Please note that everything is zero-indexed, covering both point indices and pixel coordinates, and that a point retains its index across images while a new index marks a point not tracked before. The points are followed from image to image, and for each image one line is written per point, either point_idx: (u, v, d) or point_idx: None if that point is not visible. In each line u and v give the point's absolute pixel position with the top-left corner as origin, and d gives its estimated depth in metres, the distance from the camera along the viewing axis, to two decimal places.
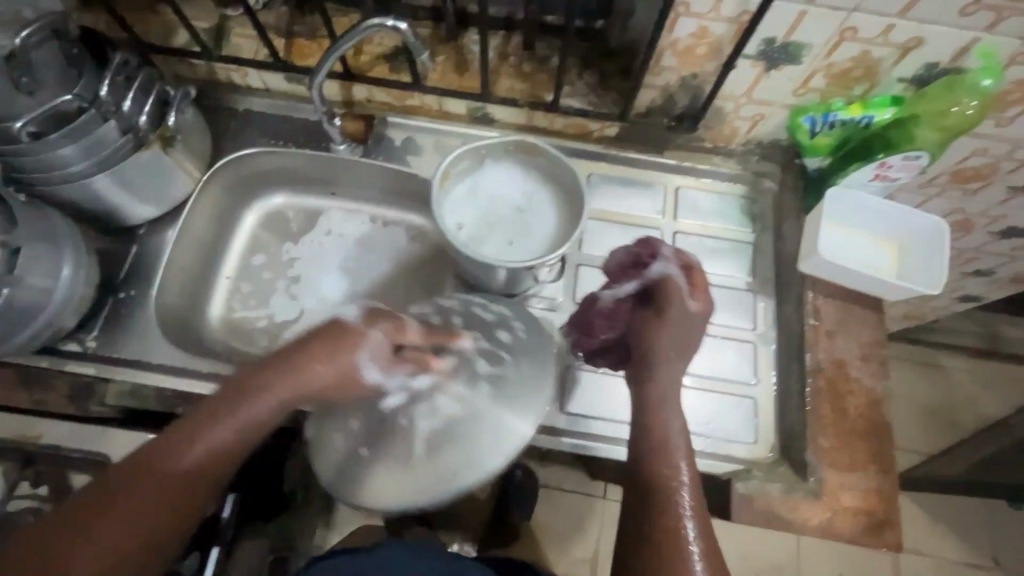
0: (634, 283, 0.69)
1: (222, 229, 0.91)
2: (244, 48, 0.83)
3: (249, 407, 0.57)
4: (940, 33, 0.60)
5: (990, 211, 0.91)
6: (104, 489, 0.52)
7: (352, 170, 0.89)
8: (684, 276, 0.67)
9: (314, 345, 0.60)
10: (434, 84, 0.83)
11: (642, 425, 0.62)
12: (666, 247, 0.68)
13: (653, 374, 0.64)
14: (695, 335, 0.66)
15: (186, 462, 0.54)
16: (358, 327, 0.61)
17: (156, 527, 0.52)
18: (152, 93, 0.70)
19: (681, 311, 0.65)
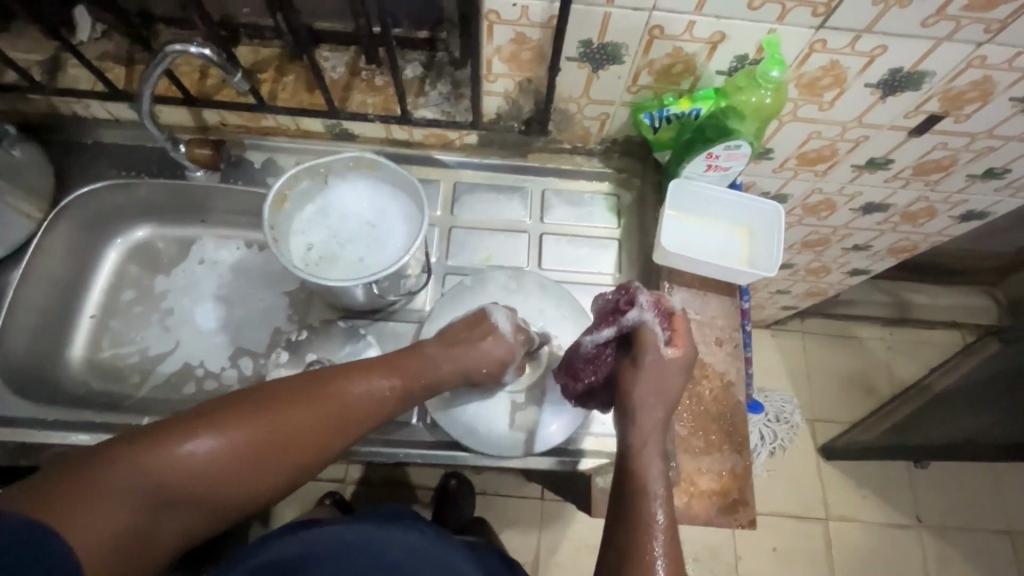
0: (610, 331, 0.66)
1: (83, 267, 0.88)
2: (81, 79, 0.80)
3: (386, 380, 0.65)
4: (738, 28, 0.63)
5: (845, 189, 0.95)
6: (255, 399, 0.59)
7: (216, 198, 0.87)
8: (663, 322, 0.66)
9: (457, 335, 0.71)
10: (284, 104, 0.81)
11: (625, 471, 0.62)
12: (644, 294, 0.65)
13: (639, 419, 0.63)
14: (675, 381, 0.65)
15: (325, 403, 0.61)
16: (494, 330, 0.71)
17: (279, 452, 0.58)
18: None
19: (657, 361, 0.64)
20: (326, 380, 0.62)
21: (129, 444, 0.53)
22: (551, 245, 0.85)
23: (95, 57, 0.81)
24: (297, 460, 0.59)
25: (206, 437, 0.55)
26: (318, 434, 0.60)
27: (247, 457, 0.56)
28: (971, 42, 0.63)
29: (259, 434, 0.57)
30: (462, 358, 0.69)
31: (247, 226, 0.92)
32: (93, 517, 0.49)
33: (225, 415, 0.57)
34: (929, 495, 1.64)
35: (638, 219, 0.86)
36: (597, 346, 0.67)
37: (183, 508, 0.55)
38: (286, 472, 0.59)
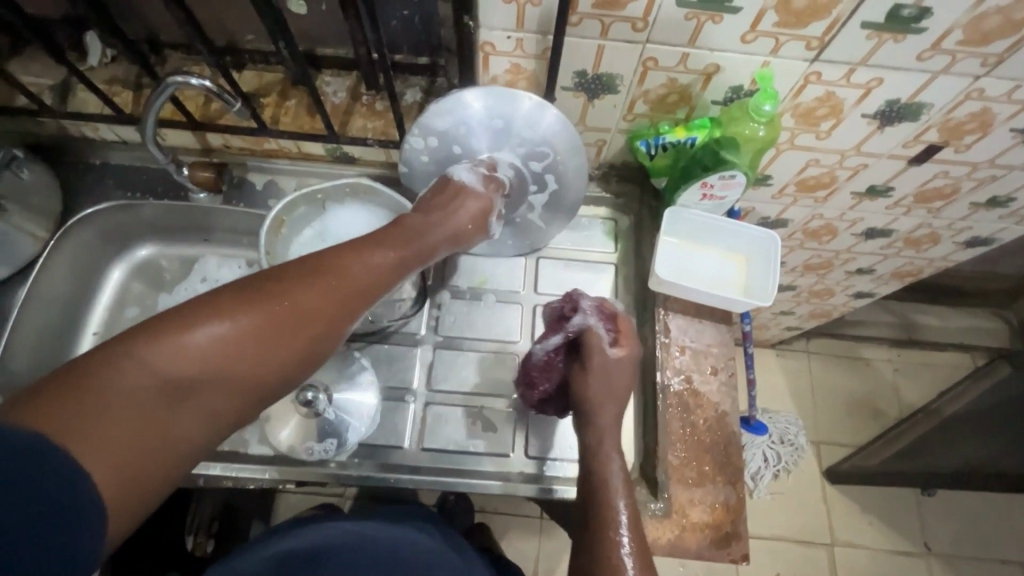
0: (558, 337, 0.70)
1: (87, 284, 0.89)
2: (90, 103, 0.82)
3: (395, 252, 0.61)
4: (732, 60, 0.63)
5: (846, 215, 0.94)
6: (260, 280, 0.52)
7: (218, 219, 0.89)
8: (607, 324, 0.69)
9: (438, 199, 0.70)
10: (285, 128, 0.82)
11: (588, 474, 0.63)
12: (586, 299, 0.69)
13: (591, 422, 0.65)
14: (624, 379, 0.66)
15: (339, 280, 0.55)
16: (468, 187, 0.71)
17: (301, 331, 0.52)
18: None
19: (603, 362, 0.66)
20: (326, 255, 0.56)
21: (120, 346, 0.44)
22: (547, 270, 0.85)
23: (103, 81, 0.83)
24: (317, 336, 0.53)
25: (213, 323, 0.48)
26: (336, 309, 0.54)
27: (268, 339, 0.50)
28: (969, 75, 0.63)
29: (273, 314, 0.50)
30: (448, 221, 0.68)
31: (248, 244, 0.93)
32: (104, 425, 0.41)
33: (233, 297, 0.50)
34: (937, 522, 1.60)
35: (635, 245, 0.86)
36: (548, 352, 0.70)
37: (205, 404, 0.47)
38: (309, 353, 0.53)
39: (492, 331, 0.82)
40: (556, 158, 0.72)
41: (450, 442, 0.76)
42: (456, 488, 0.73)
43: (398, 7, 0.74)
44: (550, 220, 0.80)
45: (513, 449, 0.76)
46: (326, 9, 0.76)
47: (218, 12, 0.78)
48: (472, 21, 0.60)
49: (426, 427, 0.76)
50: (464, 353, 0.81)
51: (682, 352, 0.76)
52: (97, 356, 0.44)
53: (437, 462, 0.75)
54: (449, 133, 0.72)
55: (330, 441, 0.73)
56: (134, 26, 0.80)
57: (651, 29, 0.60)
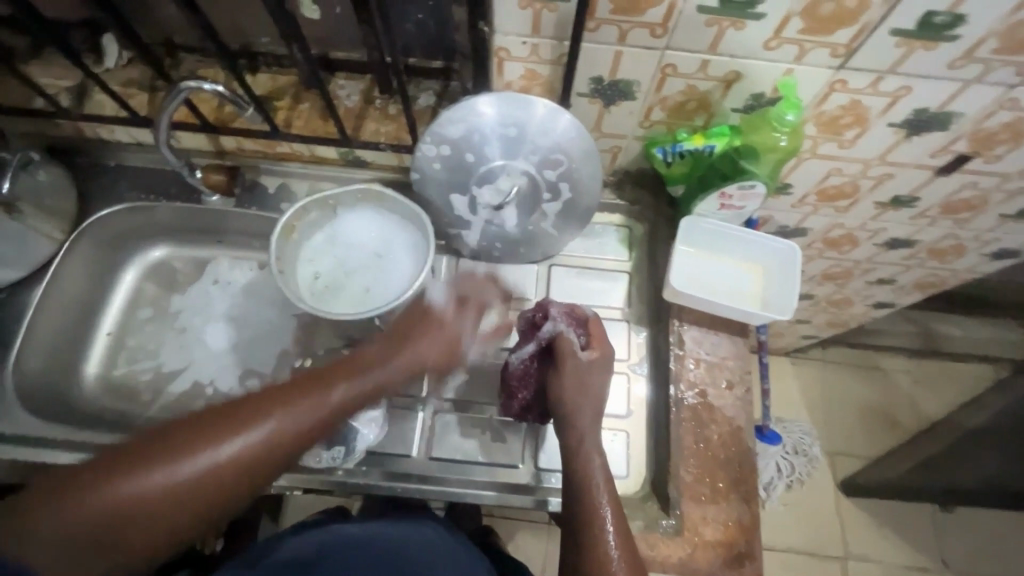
0: (532, 345, 0.70)
1: (100, 285, 0.90)
2: (106, 105, 0.82)
3: (350, 386, 0.62)
4: (754, 67, 0.61)
5: (867, 225, 0.92)
6: (218, 412, 0.56)
7: (230, 221, 0.89)
8: (578, 328, 0.69)
9: (407, 330, 0.68)
10: (298, 132, 0.82)
11: (570, 475, 0.62)
12: (555, 305, 0.70)
13: (568, 422, 0.65)
14: (599, 380, 0.66)
15: (282, 420, 0.56)
16: (438, 316, 0.70)
17: (243, 473, 0.54)
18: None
19: (576, 365, 0.66)
20: (286, 390, 0.58)
21: (68, 489, 0.49)
22: (559, 277, 0.84)
23: (119, 83, 0.83)
24: (259, 474, 0.55)
25: (151, 469, 0.50)
26: (280, 447, 0.56)
27: (211, 483, 0.52)
28: (1002, 85, 0.60)
29: (218, 459, 0.53)
30: (417, 355, 0.67)
31: (260, 247, 0.93)
32: (51, 545, 0.47)
33: (180, 437, 0.53)
34: (955, 539, 1.56)
35: (649, 254, 0.84)
36: (521, 362, 0.71)
37: (146, 534, 0.50)
38: (255, 481, 0.55)
39: (503, 340, 0.81)
40: (571, 164, 0.72)
41: (458, 452, 0.75)
42: (461, 498, 0.72)
43: (412, 11, 0.73)
44: (562, 229, 0.79)
45: (523, 461, 0.75)
46: (340, 12, 0.75)
47: (233, 15, 0.77)
48: (487, 26, 0.59)
49: (434, 437, 0.75)
50: (473, 361, 0.80)
51: (696, 364, 0.74)
52: (57, 490, 0.49)
53: (445, 472, 0.74)
54: (461, 142, 0.71)
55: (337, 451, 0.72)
56: (150, 28, 0.80)
57: (671, 35, 0.58)
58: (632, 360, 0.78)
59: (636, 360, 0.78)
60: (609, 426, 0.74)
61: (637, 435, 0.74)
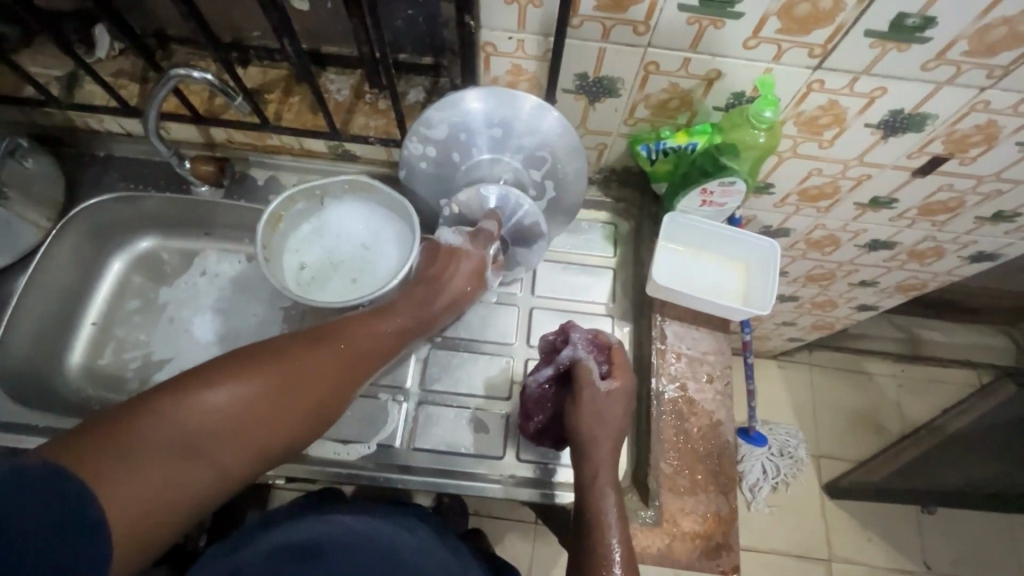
0: (549, 369, 0.71)
1: (87, 275, 0.90)
2: (96, 95, 0.83)
3: (403, 317, 0.66)
4: (735, 66, 0.63)
5: (849, 226, 0.93)
6: (311, 333, 0.59)
7: (220, 212, 0.90)
8: (600, 356, 0.70)
9: (438, 261, 0.71)
10: (288, 124, 0.83)
11: (580, 509, 0.62)
12: (577, 332, 0.71)
13: (585, 450, 0.65)
14: (620, 407, 0.66)
15: (356, 341, 0.61)
16: (465, 246, 0.72)
17: (341, 383, 0.58)
18: None
19: (594, 395, 0.66)
20: (344, 320, 0.62)
21: (184, 386, 0.49)
22: (545, 272, 0.84)
23: (110, 74, 0.84)
24: (345, 395, 0.59)
25: (232, 381, 0.51)
26: (358, 366, 0.60)
27: (307, 396, 0.55)
28: (974, 87, 0.62)
29: (328, 365, 0.57)
30: (448, 287, 0.70)
31: (249, 240, 0.94)
32: (123, 474, 0.43)
33: (281, 350, 0.56)
34: (939, 542, 1.58)
35: (634, 251, 0.85)
36: (537, 385, 0.72)
37: (230, 442, 0.49)
38: (333, 399, 0.57)
39: (488, 334, 0.82)
40: (556, 162, 0.73)
41: (442, 442, 0.75)
42: (446, 489, 0.73)
43: (402, 7, 0.74)
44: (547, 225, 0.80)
45: (506, 452, 0.75)
46: (331, 8, 0.76)
47: (225, 7, 0.78)
48: (474, 21, 0.60)
49: (418, 428, 0.76)
50: (457, 352, 0.80)
51: (678, 358, 0.76)
52: (167, 388, 0.48)
53: (431, 463, 0.74)
54: (448, 141, 0.72)
55: (521, 271, 0.82)
56: (142, 20, 0.81)
57: (653, 33, 0.60)
58: None
59: None
60: None
61: None
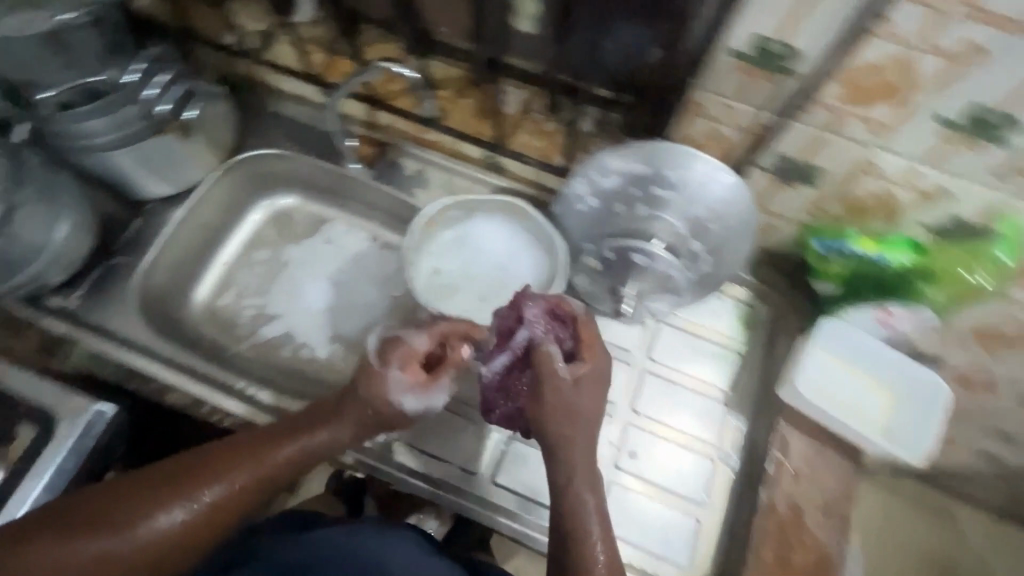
0: (505, 356, 0.63)
1: (229, 217, 0.93)
2: (285, 56, 0.87)
3: (304, 440, 0.60)
4: (970, 191, 0.55)
5: (1018, 377, 0.82)
6: (190, 461, 0.57)
7: (361, 189, 0.91)
8: (564, 332, 0.63)
9: (355, 383, 0.63)
10: (453, 126, 0.84)
11: (559, 520, 0.58)
12: (530, 311, 0.63)
13: (560, 451, 0.60)
14: (588, 394, 0.60)
15: (238, 472, 0.56)
16: (375, 368, 0.62)
17: (214, 517, 0.55)
18: (181, 85, 0.71)
19: (557, 389, 0.60)
20: (204, 467, 0.56)
21: (36, 534, 0.51)
22: (666, 338, 0.80)
23: (302, 39, 0.87)
24: (218, 528, 0.55)
25: (76, 537, 0.51)
26: (232, 501, 0.56)
27: (171, 541, 0.53)
28: None
29: (192, 506, 0.54)
30: (366, 406, 0.62)
31: (379, 223, 0.97)
32: None
33: (151, 483, 0.55)
34: None
35: (768, 342, 0.79)
36: (494, 374, 0.64)
37: None
38: (188, 557, 0.55)
39: None
40: (723, 237, 0.68)
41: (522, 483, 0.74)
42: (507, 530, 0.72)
43: None
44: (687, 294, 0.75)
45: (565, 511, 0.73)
46: None
47: None
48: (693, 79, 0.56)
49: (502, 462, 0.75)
50: None
51: (795, 477, 0.69)
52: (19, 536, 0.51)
53: (504, 501, 0.73)
54: (613, 192, 0.68)
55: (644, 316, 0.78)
56: None
57: (890, 135, 0.53)
58: (722, 450, 0.74)
59: (726, 449, 0.74)
60: (684, 510, 0.71)
61: (710, 526, 0.70)
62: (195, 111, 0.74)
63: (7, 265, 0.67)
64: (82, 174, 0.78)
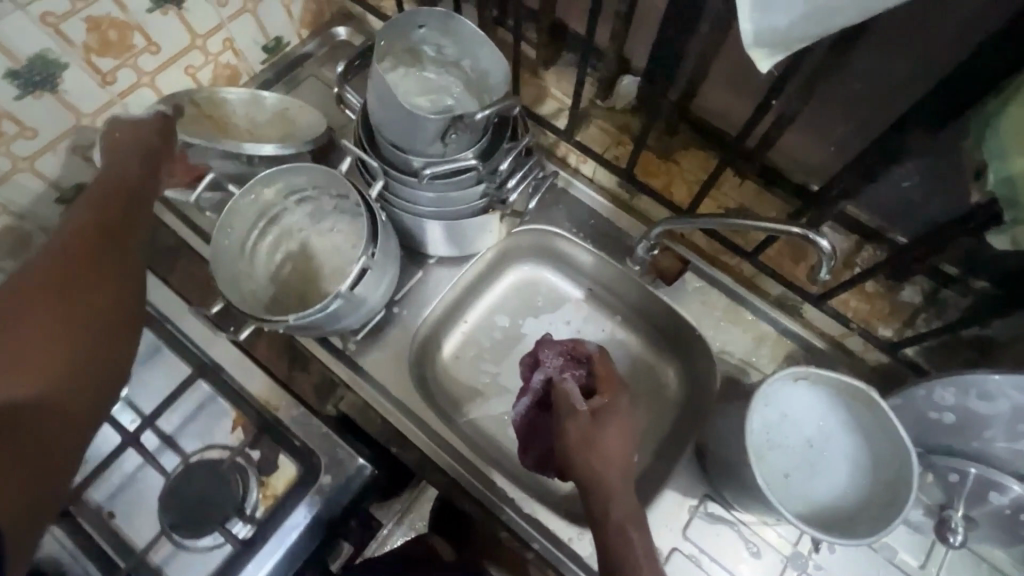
0: (527, 399, 0.78)
1: (488, 279, 0.91)
2: (597, 141, 0.85)
3: (103, 178, 0.66)
4: None
5: None
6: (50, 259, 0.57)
7: (628, 289, 0.86)
8: (580, 369, 0.74)
9: (127, 131, 0.70)
10: (767, 262, 0.79)
11: (605, 552, 0.58)
12: (546, 353, 0.77)
13: (590, 482, 0.60)
14: (610, 426, 0.63)
15: (72, 221, 0.61)
16: (153, 125, 0.71)
17: (72, 248, 0.58)
18: (529, 175, 0.72)
19: (580, 421, 0.64)
20: (73, 246, 0.59)
21: None
22: (964, 564, 0.69)
23: (616, 126, 0.85)
24: (112, 274, 0.59)
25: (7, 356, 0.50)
26: (85, 240, 0.60)
27: (55, 272, 0.56)
28: None
29: (63, 262, 0.57)
30: (128, 156, 0.69)
31: (621, 320, 0.90)
32: None
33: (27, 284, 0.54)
34: None
35: None
36: (522, 418, 0.79)
37: (51, 386, 0.50)
38: (78, 258, 0.59)
39: None
40: None
41: None
42: None
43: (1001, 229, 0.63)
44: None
45: None
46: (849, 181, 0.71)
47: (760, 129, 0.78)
48: None
49: None
50: None
51: None
52: None
53: None
54: (985, 419, 0.60)
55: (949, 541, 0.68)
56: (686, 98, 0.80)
57: None
58: None
59: None
60: None
61: None
62: (532, 202, 0.82)
63: (336, 319, 0.68)
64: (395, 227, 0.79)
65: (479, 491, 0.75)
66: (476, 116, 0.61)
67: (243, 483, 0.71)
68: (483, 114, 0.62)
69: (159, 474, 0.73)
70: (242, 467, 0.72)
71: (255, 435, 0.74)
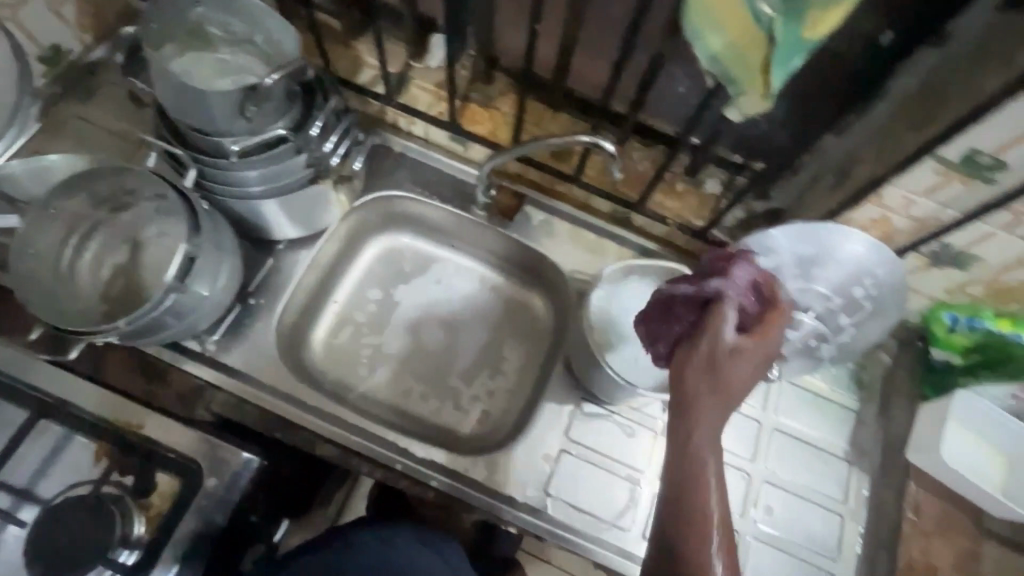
0: (690, 288, 0.60)
1: (348, 253, 0.92)
2: (420, 99, 0.88)
3: None
4: None
5: None
6: None
7: (479, 234, 0.91)
8: (754, 297, 0.60)
9: None
10: (591, 181, 0.86)
11: (678, 474, 0.52)
12: (740, 271, 0.60)
13: (694, 412, 0.53)
14: (746, 365, 0.55)
15: None
16: None
17: None
18: (347, 138, 0.74)
19: (726, 347, 0.55)
20: None
21: None
22: (794, 396, 0.83)
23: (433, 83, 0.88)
24: None
25: None
26: None
27: None
28: None
29: None
30: None
31: (485, 265, 0.95)
32: None
33: None
34: None
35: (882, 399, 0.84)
36: (661, 293, 0.63)
37: None
38: None
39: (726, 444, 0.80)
40: (870, 308, 0.72)
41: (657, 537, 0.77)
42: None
43: None
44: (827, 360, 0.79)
45: None
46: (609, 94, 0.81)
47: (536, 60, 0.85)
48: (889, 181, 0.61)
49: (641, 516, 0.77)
50: None
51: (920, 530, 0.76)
52: None
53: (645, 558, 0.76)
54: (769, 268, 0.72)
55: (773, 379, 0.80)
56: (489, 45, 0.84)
57: None
58: (851, 507, 0.79)
59: (853, 504, 0.79)
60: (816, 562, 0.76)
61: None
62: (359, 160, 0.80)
63: (172, 316, 0.65)
64: (229, 217, 0.78)
65: (372, 450, 0.77)
66: (263, 82, 0.61)
67: (118, 511, 0.68)
68: (270, 79, 0.61)
69: (21, 530, 0.68)
70: (116, 493, 0.69)
71: (121, 460, 0.71)
